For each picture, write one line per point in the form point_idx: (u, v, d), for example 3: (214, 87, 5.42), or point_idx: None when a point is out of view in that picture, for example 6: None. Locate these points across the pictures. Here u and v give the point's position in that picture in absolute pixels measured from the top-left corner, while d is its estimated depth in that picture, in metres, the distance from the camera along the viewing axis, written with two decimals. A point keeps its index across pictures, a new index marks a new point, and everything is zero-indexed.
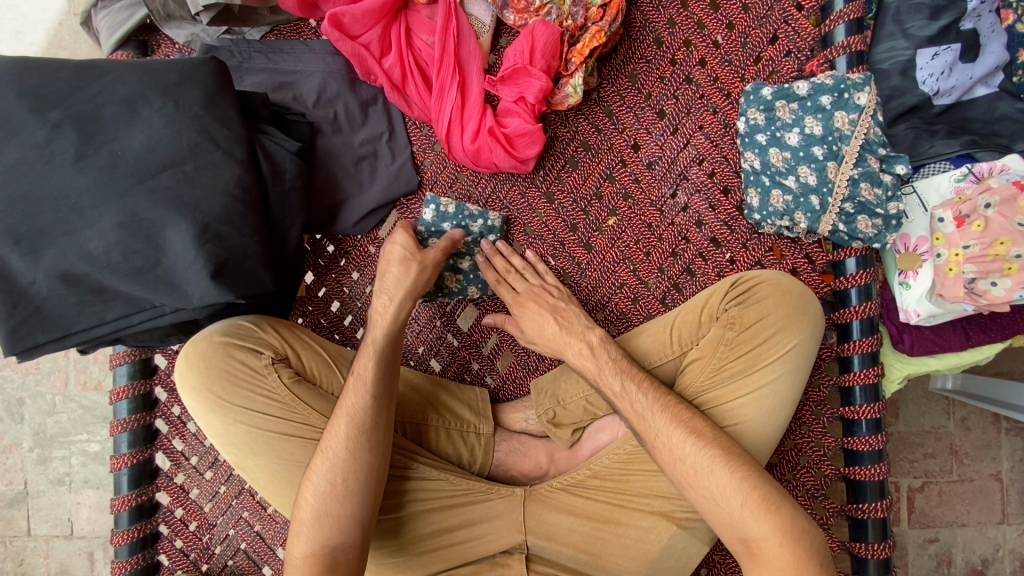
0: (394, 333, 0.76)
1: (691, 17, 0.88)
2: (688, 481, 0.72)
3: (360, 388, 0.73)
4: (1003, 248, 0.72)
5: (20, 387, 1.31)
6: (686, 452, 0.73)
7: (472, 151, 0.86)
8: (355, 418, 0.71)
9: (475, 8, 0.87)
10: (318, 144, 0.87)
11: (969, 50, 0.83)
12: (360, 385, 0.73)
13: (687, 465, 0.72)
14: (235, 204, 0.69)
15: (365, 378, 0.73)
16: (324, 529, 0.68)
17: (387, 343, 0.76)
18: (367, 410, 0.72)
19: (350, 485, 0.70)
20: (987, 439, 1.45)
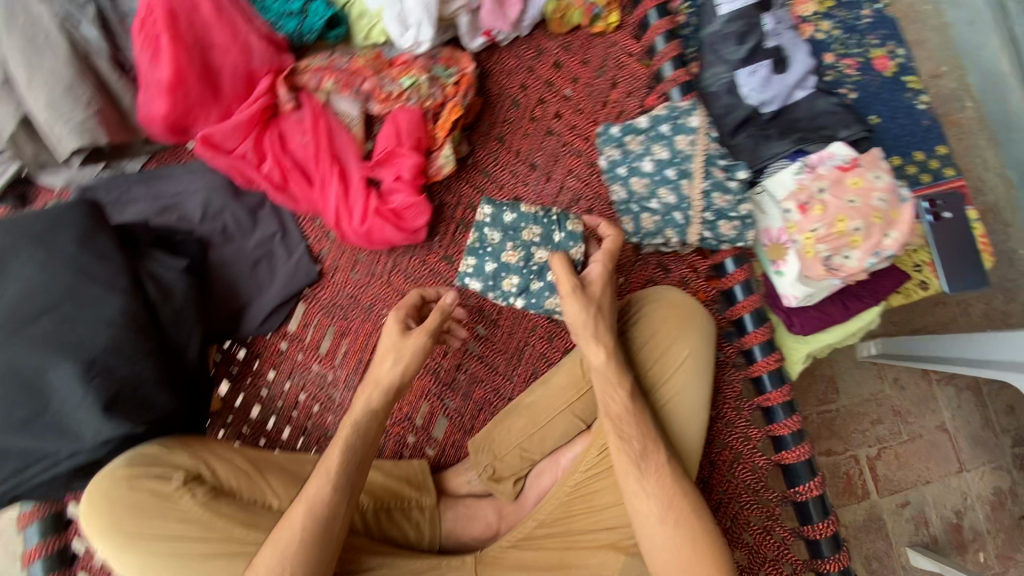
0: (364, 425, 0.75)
1: (539, 79, 0.98)
2: (652, 522, 0.72)
3: (324, 474, 0.70)
4: (844, 225, 0.79)
5: None
6: (656, 488, 0.73)
7: (367, 234, 0.91)
8: (314, 507, 0.68)
9: (341, 102, 0.91)
10: (211, 258, 0.89)
11: (778, 63, 0.95)
12: (325, 470, 0.70)
13: (658, 497, 0.73)
14: (122, 334, 0.70)
15: (328, 465, 0.71)
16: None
17: (361, 436, 0.74)
18: (326, 504, 0.69)
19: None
20: (922, 394, 1.53)
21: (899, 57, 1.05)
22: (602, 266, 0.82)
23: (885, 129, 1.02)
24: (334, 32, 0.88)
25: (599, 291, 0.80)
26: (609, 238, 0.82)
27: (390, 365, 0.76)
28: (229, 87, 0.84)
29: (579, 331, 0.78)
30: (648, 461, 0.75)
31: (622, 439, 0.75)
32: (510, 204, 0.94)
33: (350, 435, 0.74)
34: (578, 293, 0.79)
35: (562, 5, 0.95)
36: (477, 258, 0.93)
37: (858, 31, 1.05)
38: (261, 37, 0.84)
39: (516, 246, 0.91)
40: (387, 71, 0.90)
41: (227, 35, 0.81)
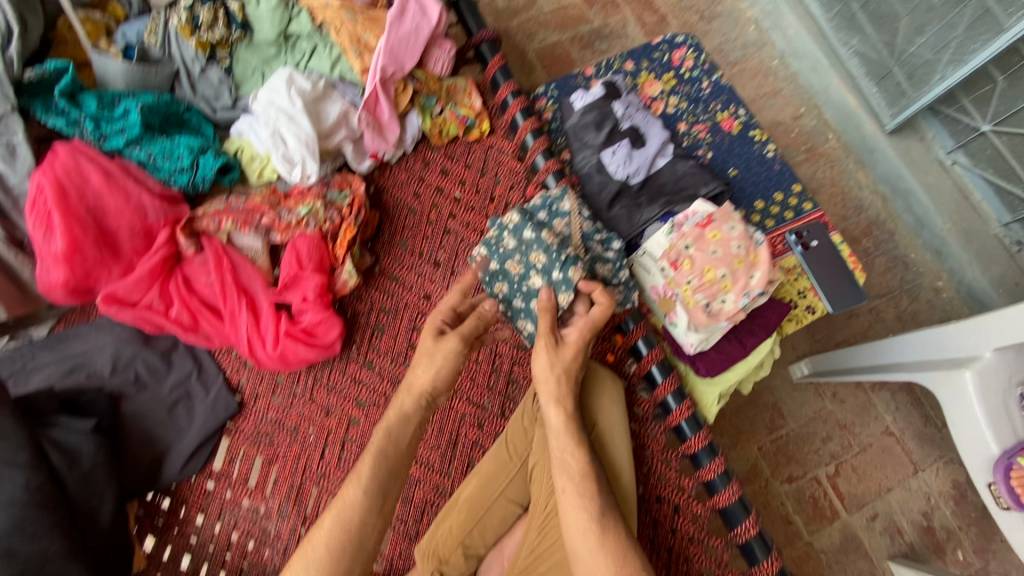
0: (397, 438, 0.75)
1: (430, 186, 1.07)
2: None
3: (356, 484, 0.71)
4: (712, 274, 0.88)
5: None
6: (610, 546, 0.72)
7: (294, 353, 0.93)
8: (344, 519, 0.69)
9: (243, 238, 0.96)
10: (125, 411, 0.89)
11: (636, 140, 1.08)
12: (357, 480, 0.71)
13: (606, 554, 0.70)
14: (23, 510, 0.69)
15: (361, 475, 0.72)
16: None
17: (390, 452, 0.73)
18: (360, 508, 0.70)
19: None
20: (863, 403, 1.59)
21: (742, 116, 1.20)
22: (578, 331, 0.84)
23: (743, 179, 1.15)
24: (228, 177, 0.96)
25: (572, 354, 0.82)
26: (602, 309, 0.82)
27: (424, 368, 0.78)
28: (129, 245, 0.89)
29: (541, 386, 0.82)
30: (607, 518, 0.74)
31: (582, 496, 0.75)
32: (534, 224, 0.93)
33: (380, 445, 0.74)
34: (550, 353, 0.82)
35: (438, 121, 1.06)
36: (489, 247, 0.96)
37: (702, 100, 1.21)
38: (155, 196, 0.90)
39: (520, 259, 0.93)
40: (284, 203, 0.97)
41: (119, 200, 0.87)
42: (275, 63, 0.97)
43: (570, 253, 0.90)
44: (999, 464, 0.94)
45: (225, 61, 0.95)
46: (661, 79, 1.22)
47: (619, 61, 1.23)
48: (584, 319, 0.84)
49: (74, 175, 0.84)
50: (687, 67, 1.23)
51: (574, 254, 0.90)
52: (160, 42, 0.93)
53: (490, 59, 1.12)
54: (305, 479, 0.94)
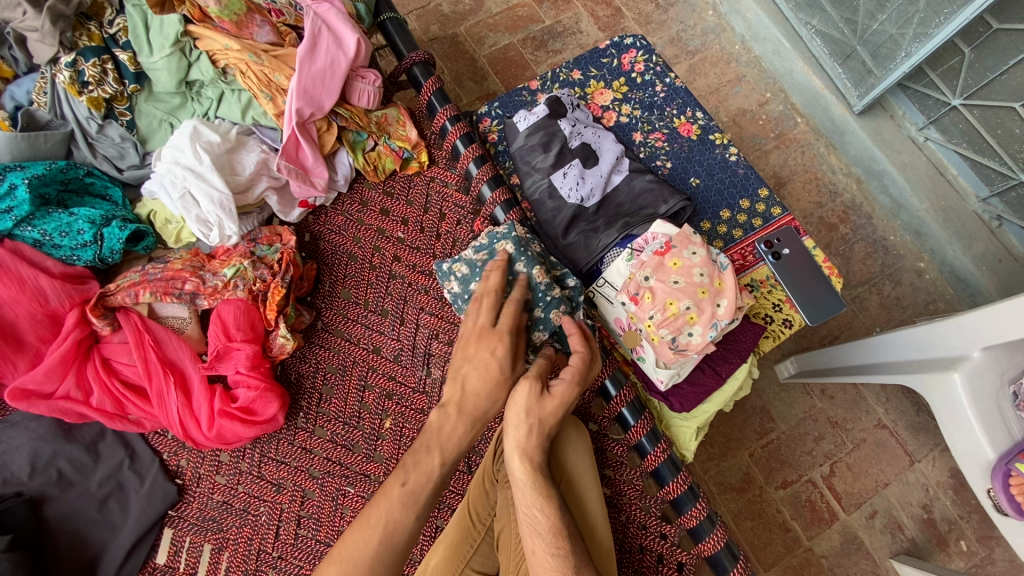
0: (448, 465, 0.74)
1: (370, 228, 0.99)
2: None
3: (408, 505, 0.71)
4: (675, 306, 0.81)
5: None
6: None
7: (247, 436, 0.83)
8: (390, 526, 0.70)
9: (167, 309, 0.88)
10: (48, 515, 0.81)
11: (587, 159, 1.01)
12: (409, 502, 0.71)
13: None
14: None
15: (414, 495, 0.71)
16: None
17: (434, 480, 0.72)
18: (404, 515, 0.70)
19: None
20: (853, 397, 1.54)
21: (700, 120, 1.13)
22: (565, 385, 0.76)
23: (706, 188, 1.08)
24: (142, 244, 0.87)
25: (552, 408, 0.75)
26: (582, 358, 0.78)
27: (478, 381, 0.76)
28: (34, 334, 0.80)
29: (511, 442, 0.75)
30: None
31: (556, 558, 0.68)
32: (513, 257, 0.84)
33: (431, 465, 0.73)
34: (531, 401, 0.75)
35: (371, 156, 0.98)
36: (472, 270, 0.86)
37: (656, 106, 1.13)
38: (57, 277, 0.81)
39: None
40: (208, 264, 0.90)
41: (13, 287, 0.78)
42: (182, 113, 0.89)
43: (559, 293, 0.85)
44: (998, 469, 0.83)
45: (126, 117, 0.87)
46: (611, 86, 1.15)
47: (565, 72, 1.16)
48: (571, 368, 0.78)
49: None
50: (638, 71, 1.16)
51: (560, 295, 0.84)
52: (51, 102, 0.85)
53: (424, 82, 1.03)
54: (260, 562, 0.86)
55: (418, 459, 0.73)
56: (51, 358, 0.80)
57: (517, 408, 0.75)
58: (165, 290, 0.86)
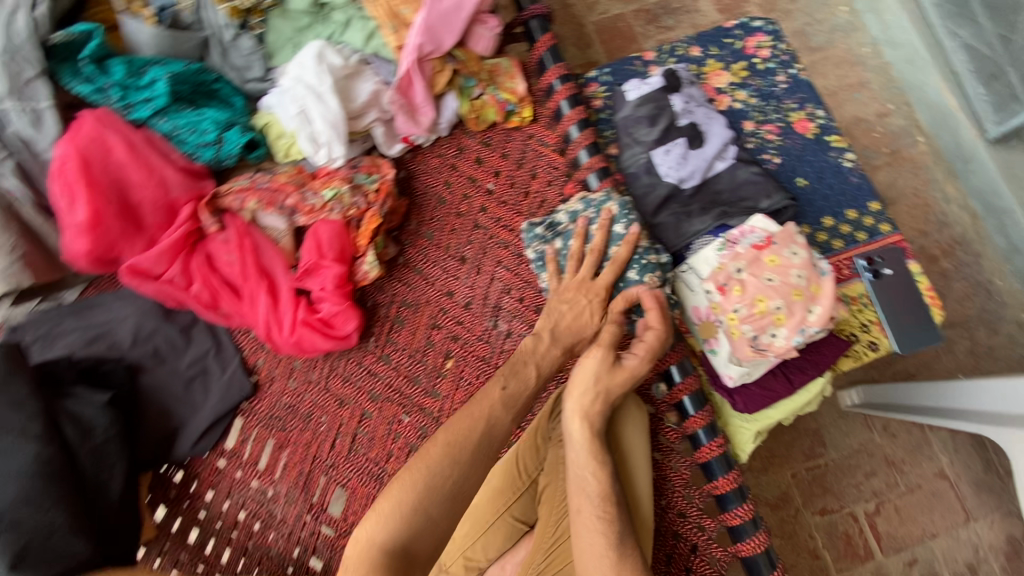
0: (542, 377, 0.80)
1: (462, 176, 1.01)
2: None
3: (509, 406, 0.76)
4: (764, 304, 0.78)
5: None
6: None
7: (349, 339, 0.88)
8: (490, 430, 0.74)
9: (266, 218, 0.93)
10: (142, 383, 0.89)
11: (693, 139, 0.97)
12: (509, 403, 0.76)
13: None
14: (34, 483, 0.70)
15: (512, 400, 0.77)
16: (412, 521, 0.68)
17: (529, 388, 0.78)
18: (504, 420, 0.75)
19: (461, 483, 0.71)
20: (916, 440, 1.45)
21: (820, 118, 1.06)
22: (639, 359, 0.78)
23: (813, 193, 1.02)
24: (255, 154, 0.92)
25: (623, 379, 0.77)
26: (659, 335, 0.78)
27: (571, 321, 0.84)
28: (155, 220, 0.87)
29: (571, 401, 0.77)
30: (626, 544, 0.70)
31: (605, 520, 0.71)
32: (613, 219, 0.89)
33: (529, 375, 0.79)
34: (602, 369, 0.77)
35: (476, 105, 0.98)
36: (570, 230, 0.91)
37: (774, 97, 1.07)
38: (182, 170, 0.87)
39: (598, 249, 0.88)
40: (310, 183, 0.93)
41: (143, 173, 0.84)
42: (308, 34, 0.92)
43: (653, 259, 0.88)
44: None
45: (258, 30, 0.91)
46: (730, 68, 1.09)
47: (683, 46, 1.10)
48: (642, 343, 0.79)
49: (99, 144, 0.82)
50: (763, 57, 1.10)
51: (655, 260, 0.88)
52: (194, 6, 0.89)
53: (539, 37, 1.01)
54: (315, 467, 0.93)
55: (517, 368, 0.79)
56: (167, 244, 0.87)
57: (589, 369, 0.77)
58: (270, 202, 0.91)
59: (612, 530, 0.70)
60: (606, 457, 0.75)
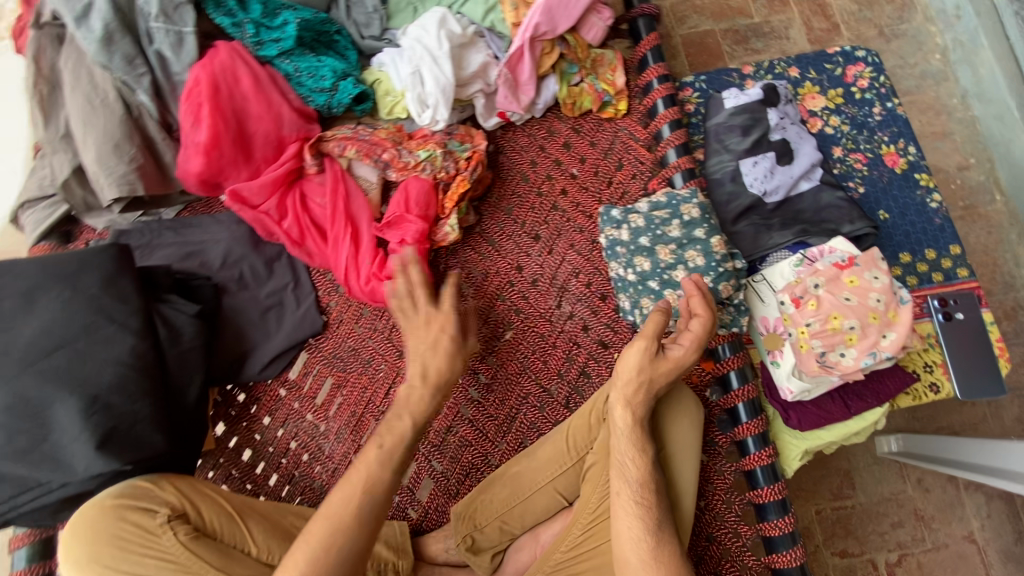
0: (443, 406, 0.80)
1: (549, 157, 1.03)
2: None
3: (385, 461, 0.75)
4: (838, 322, 0.79)
5: None
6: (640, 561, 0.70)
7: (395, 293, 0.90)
8: (370, 486, 0.73)
9: (361, 169, 0.98)
10: (225, 303, 0.94)
11: (783, 155, 0.98)
12: (382, 457, 0.75)
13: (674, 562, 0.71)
14: (127, 372, 0.73)
15: (391, 454, 0.76)
16: (321, 562, 0.68)
17: (408, 438, 0.77)
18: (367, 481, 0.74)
19: (359, 522, 0.71)
20: (949, 499, 1.41)
21: (911, 155, 1.06)
22: (685, 348, 0.77)
23: (893, 227, 1.02)
24: (361, 107, 0.96)
25: (667, 369, 0.77)
26: (704, 325, 0.77)
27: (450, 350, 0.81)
28: (262, 152, 0.92)
29: (619, 387, 0.77)
30: (662, 531, 0.73)
31: (641, 505, 0.73)
32: (698, 220, 0.86)
33: (403, 429, 0.78)
34: (645, 360, 0.76)
35: (574, 91, 1.01)
36: (648, 223, 0.88)
37: (867, 128, 1.07)
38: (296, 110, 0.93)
39: (674, 248, 0.86)
40: (406, 143, 0.97)
41: (263, 106, 0.90)
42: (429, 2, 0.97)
43: (729, 267, 0.84)
44: None
45: None
46: (825, 94, 1.09)
47: (783, 65, 1.11)
48: (690, 334, 0.78)
49: (228, 76, 0.88)
50: (860, 86, 1.10)
51: (732, 269, 0.84)
52: None
53: (645, 36, 1.04)
54: (367, 411, 0.96)
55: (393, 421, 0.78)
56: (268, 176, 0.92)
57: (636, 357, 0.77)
58: (369, 152, 0.95)
59: (649, 517, 0.72)
60: (648, 445, 0.76)
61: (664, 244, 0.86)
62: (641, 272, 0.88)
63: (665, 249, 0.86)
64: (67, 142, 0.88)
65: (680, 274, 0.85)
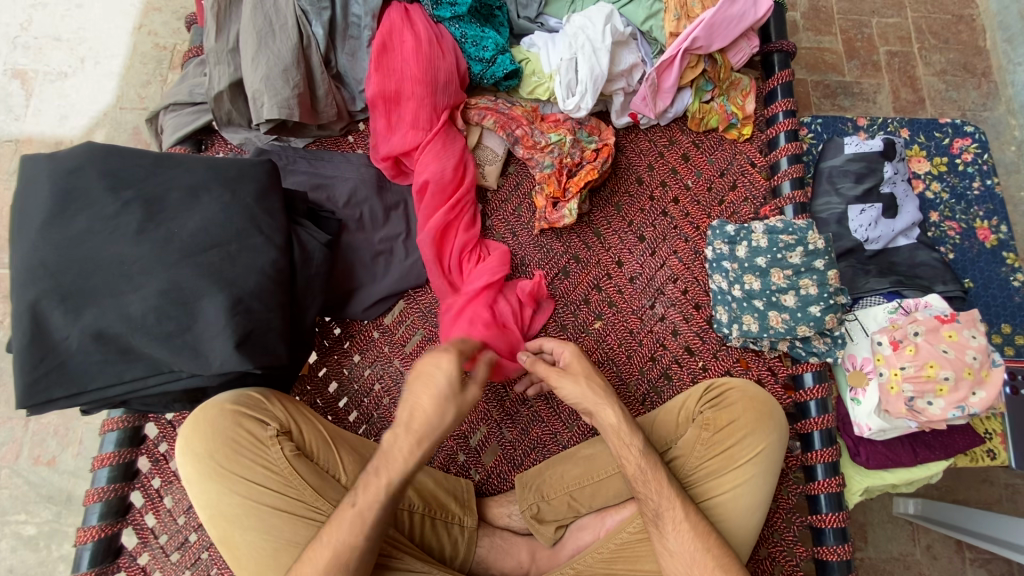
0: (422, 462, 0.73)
1: (667, 164, 1.06)
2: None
3: (355, 526, 0.71)
4: (934, 371, 0.83)
5: (17, 437, 1.36)
6: (679, 545, 0.78)
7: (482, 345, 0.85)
8: (337, 553, 0.70)
9: (490, 140, 1.02)
10: (343, 239, 0.97)
11: (890, 209, 1.03)
12: (354, 522, 0.71)
13: (676, 552, 0.78)
14: (268, 282, 0.76)
15: (364, 515, 0.71)
16: None
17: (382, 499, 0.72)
18: (343, 538, 0.71)
19: None
20: (953, 569, 1.40)
21: (1002, 233, 1.10)
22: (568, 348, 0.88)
23: (976, 295, 1.07)
24: (507, 83, 1.00)
25: (580, 369, 0.85)
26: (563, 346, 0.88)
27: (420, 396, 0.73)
28: (406, 117, 0.94)
29: (584, 403, 0.83)
30: (660, 521, 0.80)
31: (641, 497, 0.81)
32: (820, 252, 0.90)
33: (379, 488, 0.72)
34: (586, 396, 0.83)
35: (704, 108, 1.06)
36: (770, 245, 0.91)
37: (965, 199, 1.12)
38: (447, 77, 0.94)
39: (790, 273, 0.90)
40: (538, 124, 1.01)
41: (420, 71, 0.92)
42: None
43: (838, 302, 0.89)
44: None
45: None
46: (931, 159, 1.15)
47: (896, 125, 1.17)
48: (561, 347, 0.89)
49: (394, 37, 0.93)
50: (965, 159, 1.15)
51: (840, 302, 0.89)
52: None
53: (778, 70, 1.08)
54: None
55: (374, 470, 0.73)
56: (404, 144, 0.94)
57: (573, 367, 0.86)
58: (507, 126, 0.99)
59: (646, 506, 0.81)
60: (637, 437, 0.81)
61: (780, 268, 0.90)
62: (751, 290, 0.92)
63: (780, 273, 0.90)
64: (233, 56, 0.92)
65: (790, 299, 0.90)
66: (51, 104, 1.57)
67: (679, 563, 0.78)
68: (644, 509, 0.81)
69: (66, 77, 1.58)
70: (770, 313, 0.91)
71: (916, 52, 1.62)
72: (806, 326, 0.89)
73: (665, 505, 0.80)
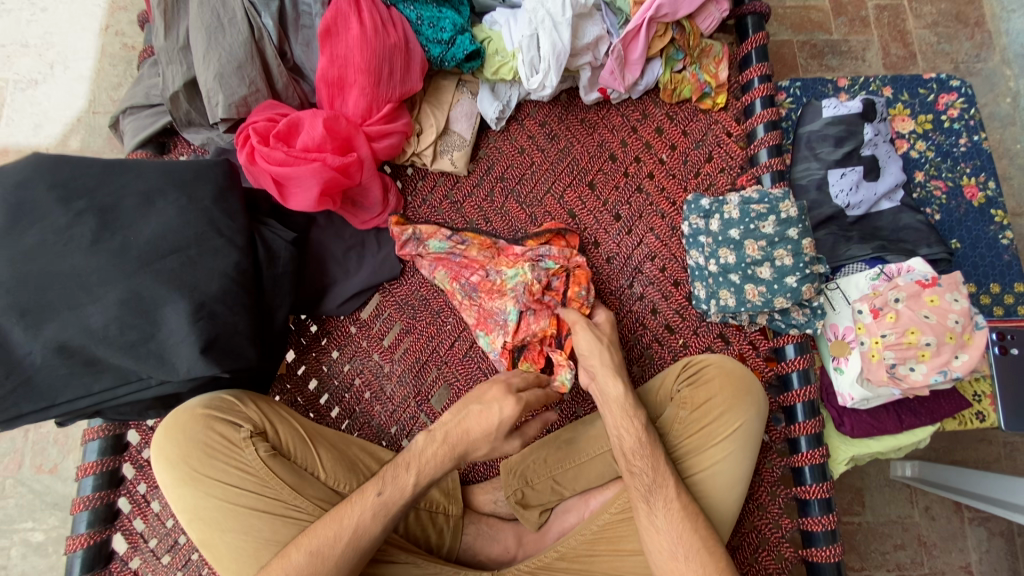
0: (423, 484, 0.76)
1: (640, 139, 1.04)
2: (663, 556, 0.77)
3: (436, 465, 0.77)
4: (914, 337, 0.81)
5: (18, 448, 1.37)
6: (666, 523, 0.77)
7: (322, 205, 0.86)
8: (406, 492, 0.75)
9: (457, 125, 1.01)
10: (313, 236, 0.96)
11: (871, 171, 1.00)
12: (440, 453, 0.77)
13: (665, 531, 0.77)
14: (231, 285, 0.75)
15: (437, 454, 0.77)
16: (335, 545, 0.71)
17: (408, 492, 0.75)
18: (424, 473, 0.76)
19: (380, 515, 0.73)
20: (951, 529, 1.40)
21: (989, 190, 1.07)
22: (605, 315, 0.92)
23: (963, 256, 1.05)
24: (470, 65, 0.97)
25: (607, 330, 0.89)
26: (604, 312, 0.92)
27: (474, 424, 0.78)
28: (349, 106, 0.90)
29: (597, 364, 0.84)
30: (654, 497, 0.78)
31: (632, 474, 0.80)
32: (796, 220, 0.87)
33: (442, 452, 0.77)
34: (596, 351, 0.85)
35: (675, 78, 1.02)
36: (743, 216, 0.89)
37: (951, 157, 1.09)
38: (392, 69, 0.90)
39: (764, 245, 0.88)
40: (495, 261, 0.95)
41: (365, 59, 0.87)
42: None
43: (815, 271, 0.88)
44: None
45: None
46: (916, 118, 1.11)
47: (878, 84, 1.13)
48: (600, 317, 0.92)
49: (339, 22, 0.88)
50: (951, 116, 1.11)
51: (817, 272, 0.88)
52: None
53: (751, 34, 1.03)
54: (431, 359, 0.98)
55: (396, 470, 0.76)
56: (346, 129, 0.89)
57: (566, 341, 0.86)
58: (467, 302, 0.94)
59: (635, 483, 0.80)
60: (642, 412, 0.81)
61: (754, 239, 0.88)
62: (726, 264, 0.90)
63: (754, 245, 0.88)
64: (184, 54, 0.90)
65: (766, 271, 0.88)
66: (24, 112, 1.55)
67: (666, 542, 0.77)
68: (634, 486, 0.80)
69: (36, 85, 1.56)
70: (748, 286, 0.89)
71: (904, 5, 1.55)
72: (783, 296, 0.87)
73: (657, 482, 0.79)
